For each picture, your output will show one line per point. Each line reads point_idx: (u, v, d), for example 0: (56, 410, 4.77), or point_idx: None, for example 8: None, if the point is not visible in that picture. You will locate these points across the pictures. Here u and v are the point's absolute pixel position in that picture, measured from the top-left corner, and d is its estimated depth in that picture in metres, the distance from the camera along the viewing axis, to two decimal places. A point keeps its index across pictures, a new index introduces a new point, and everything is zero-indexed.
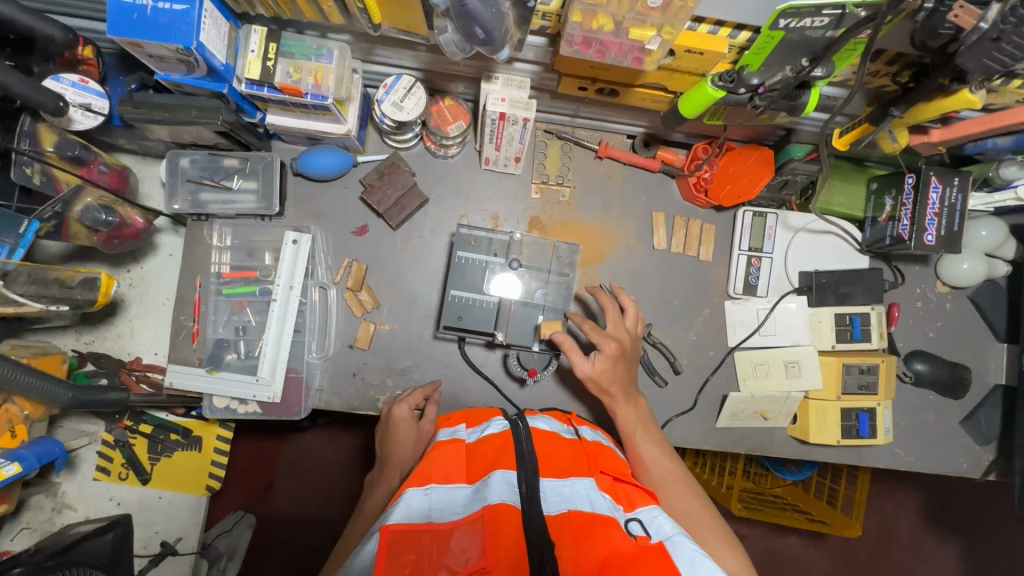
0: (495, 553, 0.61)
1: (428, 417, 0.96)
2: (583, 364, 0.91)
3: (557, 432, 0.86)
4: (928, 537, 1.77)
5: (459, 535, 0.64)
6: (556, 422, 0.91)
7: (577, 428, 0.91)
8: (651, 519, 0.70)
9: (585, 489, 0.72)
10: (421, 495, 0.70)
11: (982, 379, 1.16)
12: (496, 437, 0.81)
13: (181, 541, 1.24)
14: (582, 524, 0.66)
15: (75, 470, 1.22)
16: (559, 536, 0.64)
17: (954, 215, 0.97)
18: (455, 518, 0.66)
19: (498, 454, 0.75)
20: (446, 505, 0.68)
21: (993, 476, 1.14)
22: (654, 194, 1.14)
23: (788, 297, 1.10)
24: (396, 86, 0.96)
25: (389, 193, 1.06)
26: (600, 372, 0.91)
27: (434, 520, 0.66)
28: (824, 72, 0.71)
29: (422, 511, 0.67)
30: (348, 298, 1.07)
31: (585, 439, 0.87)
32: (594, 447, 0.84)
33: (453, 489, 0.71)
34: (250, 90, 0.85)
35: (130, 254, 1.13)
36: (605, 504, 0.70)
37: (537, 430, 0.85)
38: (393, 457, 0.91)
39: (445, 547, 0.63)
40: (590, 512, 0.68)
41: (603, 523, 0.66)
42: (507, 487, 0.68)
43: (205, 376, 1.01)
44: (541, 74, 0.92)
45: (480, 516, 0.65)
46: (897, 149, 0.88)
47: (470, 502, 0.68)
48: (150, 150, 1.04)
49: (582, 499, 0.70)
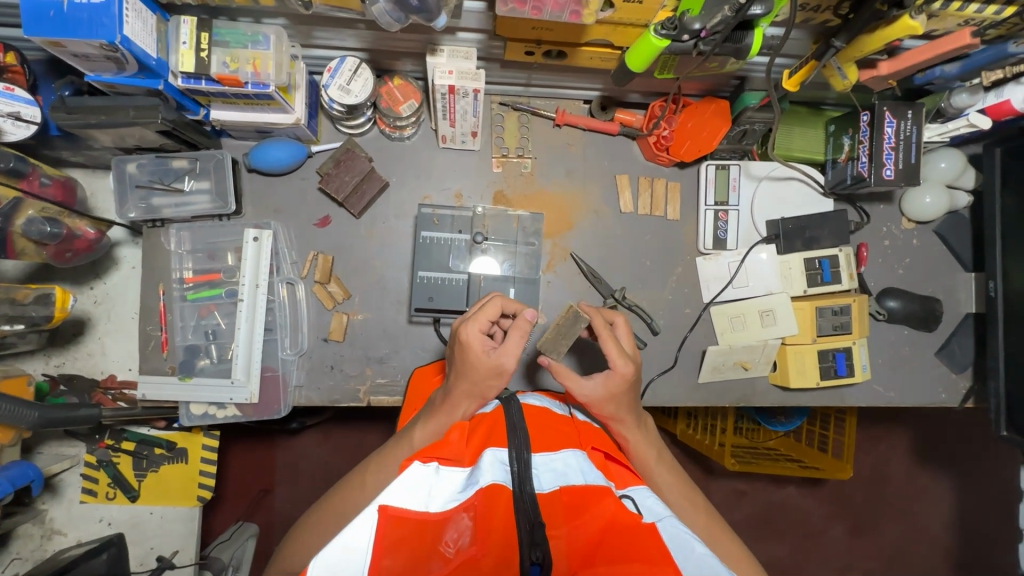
0: (488, 539, 0.61)
1: (505, 348, 0.77)
2: (586, 388, 0.81)
3: (549, 408, 0.85)
4: (918, 473, 1.81)
5: (455, 521, 0.63)
6: (547, 398, 0.90)
7: (569, 406, 0.90)
8: (642, 498, 0.71)
9: (578, 461, 0.72)
10: (421, 472, 0.69)
11: (953, 309, 1.18)
12: (489, 416, 0.79)
13: (178, 553, 1.22)
14: (573, 500, 0.66)
15: (61, 495, 1.20)
16: (550, 515, 0.65)
17: (910, 147, 0.97)
18: (448, 505, 0.65)
19: (490, 433, 0.75)
20: (440, 488, 0.67)
21: (971, 402, 1.17)
22: (616, 158, 1.13)
23: (758, 247, 1.10)
24: (341, 69, 0.94)
25: (347, 179, 1.04)
26: (609, 394, 0.80)
27: (429, 510, 0.64)
28: (762, 10, 0.69)
29: (420, 494, 0.66)
30: (317, 291, 1.05)
31: (577, 417, 0.86)
32: (585, 425, 0.83)
33: (448, 470, 0.70)
34: (187, 84, 0.83)
35: (91, 270, 1.10)
36: (598, 476, 0.70)
37: (528, 405, 0.83)
38: (460, 393, 0.77)
39: (442, 532, 0.63)
40: (583, 485, 0.68)
41: (598, 495, 0.66)
42: (499, 465, 0.68)
43: (178, 384, 0.99)
44: (487, 42, 0.90)
45: (474, 504, 0.64)
46: (848, 87, 0.87)
47: (464, 486, 0.67)
48: (97, 160, 1.01)
49: (575, 472, 0.70)
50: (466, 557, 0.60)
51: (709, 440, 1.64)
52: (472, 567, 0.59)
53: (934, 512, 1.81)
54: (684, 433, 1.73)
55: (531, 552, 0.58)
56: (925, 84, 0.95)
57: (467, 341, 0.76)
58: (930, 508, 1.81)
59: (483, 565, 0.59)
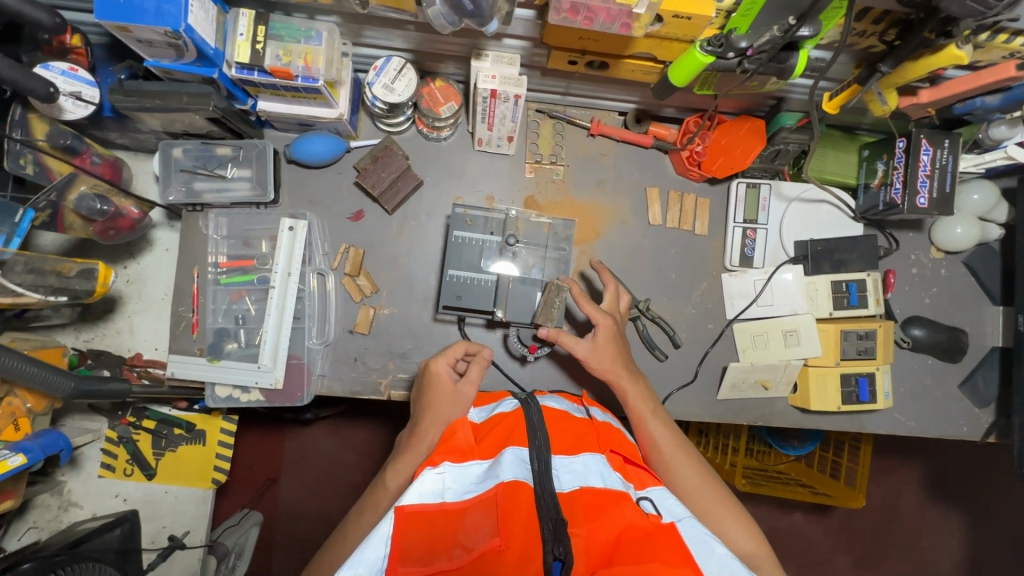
0: (511, 530, 0.60)
1: (468, 379, 0.90)
2: (579, 346, 0.94)
3: (568, 411, 0.85)
4: (930, 509, 1.78)
5: (472, 514, 0.63)
6: (566, 402, 0.90)
7: (587, 407, 0.90)
8: (662, 499, 0.71)
9: (598, 465, 0.72)
10: (434, 475, 0.67)
11: (978, 342, 1.17)
12: (511, 415, 0.79)
13: (189, 535, 1.24)
14: (595, 500, 0.66)
15: (80, 467, 1.22)
16: (571, 513, 0.64)
17: (945, 176, 0.98)
18: (467, 497, 0.65)
19: (510, 433, 0.74)
20: (459, 482, 0.68)
21: (993, 437, 1.15)
22: (647, 170, 1.14)
23: (784, 267, 1.10)
24: (387, 68, 0.96)
25: (383, 175, 1.06)
26: (599, 348, 0.94)
27: (446, 499, 0.65)
28: (812, 32, 0.70)
29: (436, 491, 0.66)
30: (346, 284, 1.07)
31: (596, 419, 0.86)
32: (605, 427, 0.83)
33: (466, 466, 0.70)
34: (240, 74, 0.86)
35: (126, 250, 1.12)
36: (617, 480, 0.70)
37: (548, 408, 0.84)
38: (429, 417, 0.84)
39: (459, 527, 0.62)
40: (603, 487, 0.68)
41: (616, 499, 0.66)
42: (519, 464, 0.68)
43: (206, 365, 1.01)
44: (531, 50, 0.92)
45: (493, 496, 0.64)
46: (887, 112, 0.87)
47: (482, 479, 0.68)
48: (143, 143, 1.04)
49: (594, 475, 0.70)
50: (488, 548, 0.59)
51: (720, 459, 1.64)
52: (496, 557, 0.59)
53: (945, 549, 1.77)
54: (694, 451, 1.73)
55: (554, 547, 0.58)
56: (964, 115, 0.95)
57: (438, 374, 0.89)
58: (941, 545, 1.77)
59: (506, 558, 0.59)
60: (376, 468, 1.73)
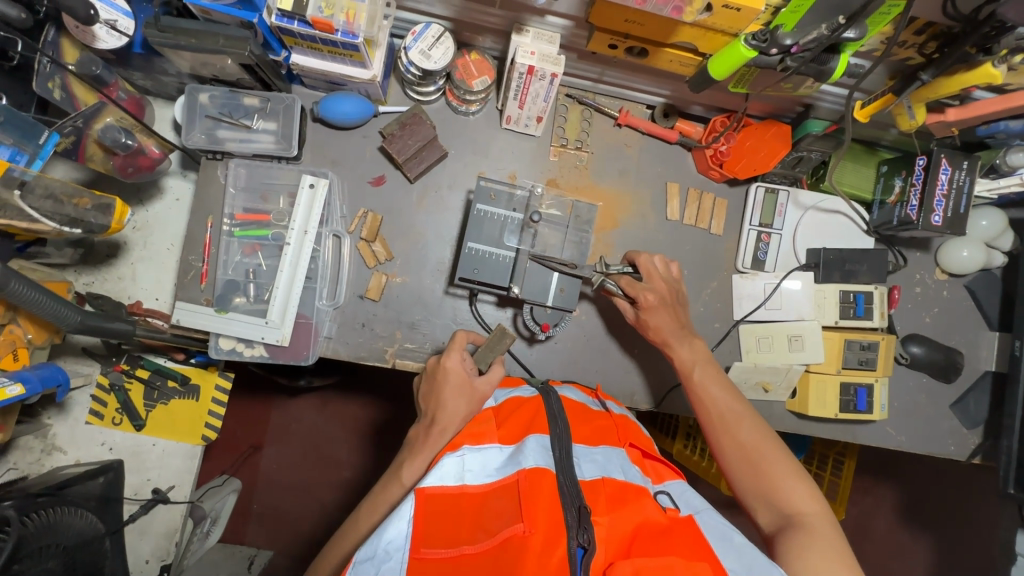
0: (534, 517, 0.61)
1: (486, 378, 0.87)
2: (627, 312, 1.02)
3: (586, 403, 0.86)
4: (903, 530, 1.81)
5: (495, 500, 0.64)
6: (582, 394, 0.91)
7: (603, 401, 0.91)
8: (680, 493, 0.72)
9: (618, 458, 0.73)
10: (454, 460, 0.67)
11: (973, 365, 1.20)
12: (530, 402, 0.80)
13: (174, 489, 1.20)
14: (616, 492, 0.66)
15: (67, 413, 1.18)
16: (594, 501, 0.65)
17: (961, 197, 1.00)
18: (488, 481, 0.66)
19: (532, 419, 0.75)
20: (480, 467, 0.68)
21: (978, 458, 1.18)
22: (669, 165, 1.15)
23: (794, 274, 1.12)
24: (425, 34, 0.95)
25: (410, 143, 1.05)
26: (645, 321, 0.99)
27: (466, 483, 0.66)
28: (857, 34, 0.71)
29: (455, 475, 0.66)
30: (361, 248, 1.07)
31: (612, 412, 0.87)
32: (622, 420, 0.84)
33: (486, 450, 0.70)
34: (280, 22, 0.85)
35: (136, 194, 1.10)
36: (637, 475, 0.71)
37: (566, 398, 0.85)
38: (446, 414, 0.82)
39: (482, 512, 0.63)
40: (624, 481, 0.68)
41: (637, 494, 0.66)
42: (541, 451, 0.68)
43: (212, 314, 0.99)
44: (573, 30, 0.92)
45: (515, 483, 0.65)
46: (913, 127, 0.89)
47: (504, 466, 0.68)
48: (166, 87, 1.02)
49: (616, 467, 0.71)
50: (512, 534, 0.60)
51: (706, 463, 1.44)
52: (520, 543, 0.59)
53: (915, 570, 1.79)
54: (679, 455, 1.53)
55: (579, 534, 0.60)
56: (986, 138, 0.97)
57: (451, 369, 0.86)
58: (912, 568, 1.79)
59: (531, 543, 0.59)
60: (362, 445, 1.71)
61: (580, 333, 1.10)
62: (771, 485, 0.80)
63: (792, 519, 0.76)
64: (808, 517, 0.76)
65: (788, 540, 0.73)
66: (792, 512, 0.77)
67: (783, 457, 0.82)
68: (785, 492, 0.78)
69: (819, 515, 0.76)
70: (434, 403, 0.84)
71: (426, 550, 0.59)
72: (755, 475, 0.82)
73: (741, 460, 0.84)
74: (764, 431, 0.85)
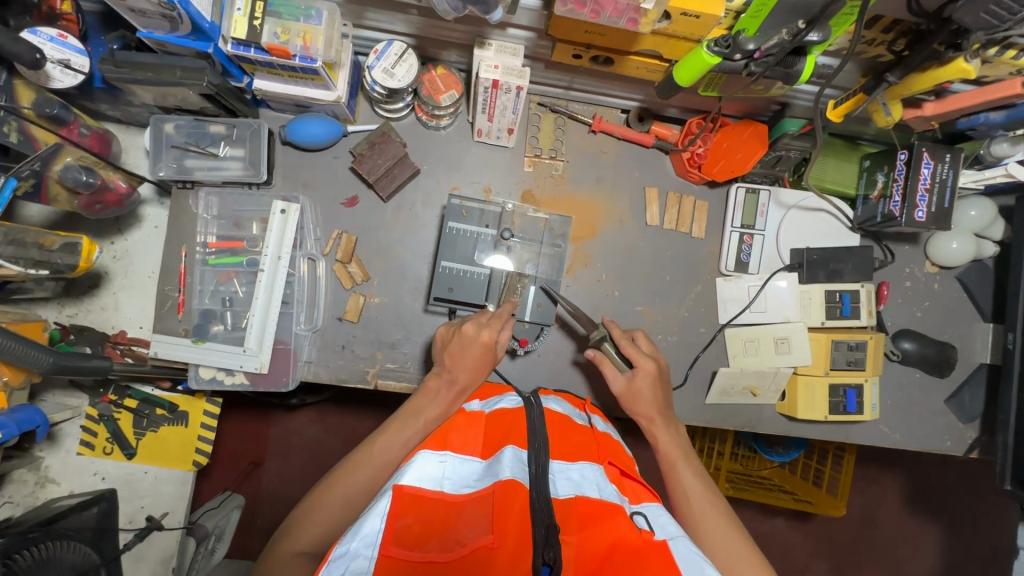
0: (504, 530, 0.60)
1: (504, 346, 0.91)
2: (617, 380, 0.93)
3: (570, 416, 0.85)
4: (909, 521, 1.78)
5: (468, 510, 0.63)
6: (568, 405, 0.90)
7: (589, 414, 0.90)
8: (655, 517, 0.69)
9: (595, 475, 0.71)
10: (436, 461, 0.70)
11: (967, 358, 1.17)
12: (512, 413, 0.79)
13: (167, 516, 1.21)
14: (588, 510, 0.64)
15: (58, 445, 1.19)
16: (565, 521, 0.63)
17: (945, 191, 0.97)
18: (466, 492, 0.66)
19: (510, 430, 0.74)
20: (459, 476, 0.69)
21: (976, 453, 1.16)
22: (647, 170, 1.13)
23: (779, 274, 1.10)
24: (388, 52, 0.94)
25: (380, 162, 1.04)
26: (635, 390, 0.92)
27: (445, 490, 0.66)
28: (820, 37, 0.69)
29: (436, 477, 0.68)
30: (337, 270, 1.06)
31: (596, 428, 0.85)
32: (604, 437, 0.83)
33: (466, 462, 0.72)
34: (236, 50, 0.83)
35: (114, 224, 1.10)
36: (613, 492, 0.69)
37: (550, 410, 0.83)
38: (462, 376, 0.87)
39: (453, 522, 0.62)
40: (598, 499, 0.66)
41: (611, 512, 0.64)
42: (518, 463, 0.67)
43: (191, 346, 0.99)
44: (536, 41, 0.90)
45: (490, 494, 0.64)
46: (891, 123, 0.86)
47: (482, 477, 0.69)
48: (134, 117, 1.01)
49: (591, 485, 0.69)
50: (480, 545, 0.58)
51: None
52: (487, 555, 0.57)
53: (921, 560, 1.77)
54: None
55: (545, 552, 0.56)
56: (968, 130, 0.94)
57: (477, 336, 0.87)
58: (919, 558, 1.77)
59: (498, 555, 0.57)
60: None
61: (563, 344, 1.09)
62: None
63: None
64: None
65: None
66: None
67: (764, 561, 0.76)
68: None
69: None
70: (454, 361, 0.88)
71: (396, 549, 0.57)
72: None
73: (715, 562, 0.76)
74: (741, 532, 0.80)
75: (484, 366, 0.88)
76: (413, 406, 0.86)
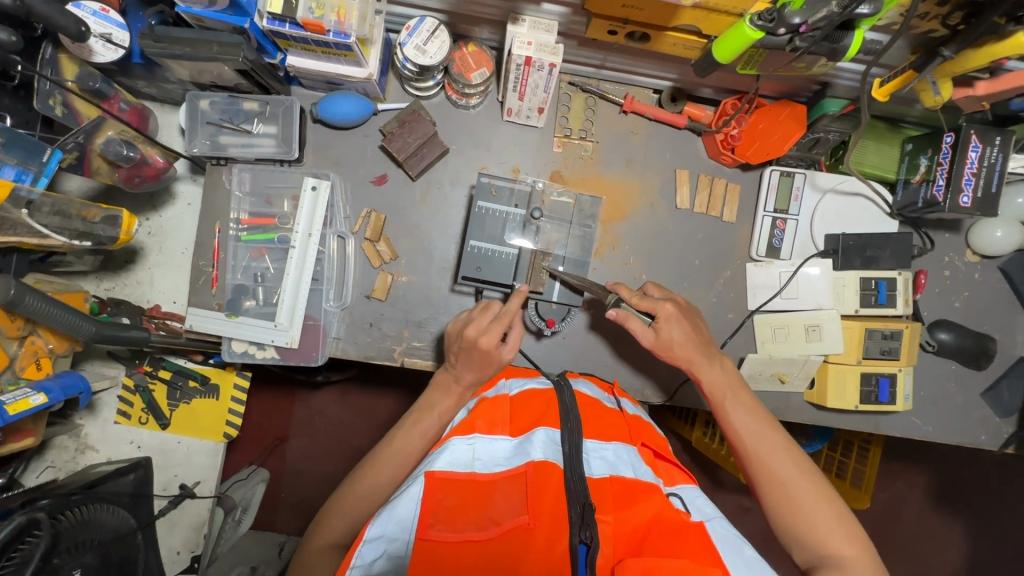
0: (540, 511, 0.60)
1: (510, 345, 0.87)
2: (645, 334, 0.92)
3: (600, 399, 0.84)
4: (934, 517, 1.75)
5: (502, 488, 0.63)
6: (597, 389, 0.90)
7: (618, 398, 0.89)
8: (692, 498, 0.70)
9: (628, 455, 0.71)
10: (465, 445, 0.68)
11: (1007, 351, 1.14)
12: (542, 397, 0.78)
13: (200, 485, 1.24)
14: (623, 490, 0.65)
15: (97, 413, 1.23)
16: (600, 499, 0.63)
17: (993, 175, 0.93)
18: (497, 471, 0.65)
19: (543, 413, 0.74)
20: (490, 457, 0.67)
21: (1012, 448, 1.13)
22: (678, 152, 1.11)
23: (812, 261, 1.08)
24: (420, 28, 0.93)
25: (410, 140, 1.03)
26: (665, 339, 0.91)
27: (476, 470, 0.65)
28: (870, 9, 0.67)
29: (466, 460, 0.66)
30: (366, 248, 1.07)
31: (625, 411, 0.84)
32: (635, 420, 0.82)
33: (496, 441, 0.70)
34: (272, 25, 0.84)
35: (149, 201, 1.12)
36: (648, 473, 0.69)
37: (581, 393, 0.83)
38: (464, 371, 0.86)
39: (488, 499, 0.62)
40: (633, 478, 0.66)
41: (647, 491, 0.65)
42: (550, 445, 0.68)
43: (223, 320, 1.01)
44: (570, 17, 0.89)
45: (523, 473, 0.64)
46: (939, 103, 0.83)
47: (512, 455, 0.68)
48: (170, 94, 1.03)
49: (625, 465, 0.69)
50: (516, 525, 0.59)
51: (725, 451, 1.40)
52: (523, 535, 0.58)
53: (946, 557, 1.73)
54: (698, 441, 1.51)
55: (580, 532, 0.58)
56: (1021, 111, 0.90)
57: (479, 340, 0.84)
58: (944, 554, 1.73)
59: (535, 537, 0.58)
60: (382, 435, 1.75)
61: (588, 327, 1.09)
62: (811, 529, 0.74)
63: (832, 565, 0.71)
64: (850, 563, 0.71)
65: None
66: (831, 558, 0.72)
67: (823, 493, 0.76)
68: (827, 537, 0.73)
69: (861, 561, 0.71)
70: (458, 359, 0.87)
71: (432, 532, 0.58)
72: (795, 514, 0.75)
73: (779, 496, 0.77)
74: (804, 464, 0.80)
75: (491, 366, 0.85)
76: (427, 400, 0.87)
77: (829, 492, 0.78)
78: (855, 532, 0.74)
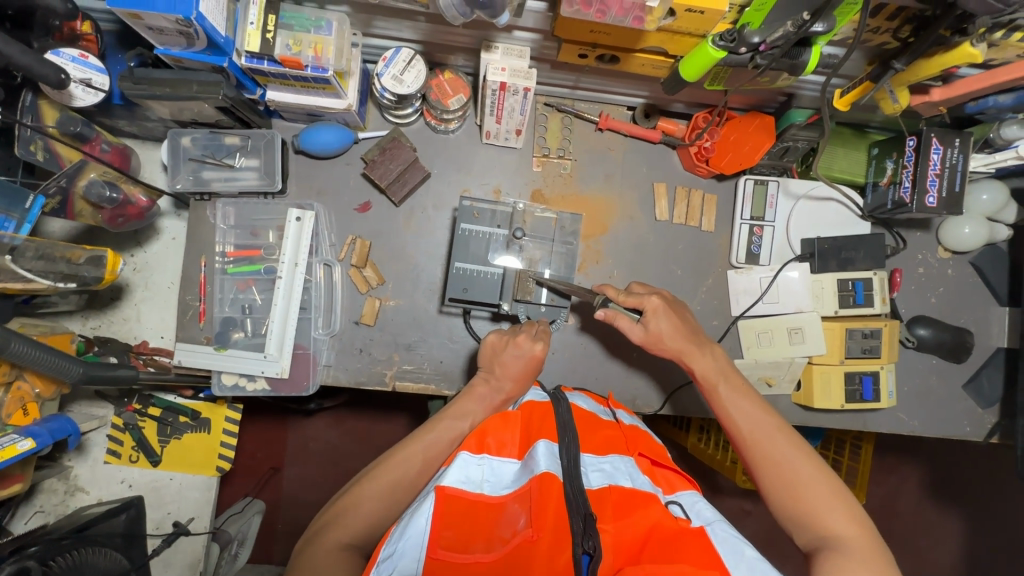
0: (542, 522, 0.61)
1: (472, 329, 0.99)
2: (634, 330, 0.95)
3: (595, 413, 0.85)
4: (931, 509, 1.77)
5: (508, 509, 0.64)
6: (593, 402, 0.91)
7: (613, 410, 0.90)
8: (691, 504, 0.71)
9: (626, 466, 0.72)
10: (474, 464, 0.70)
11: (984, 343, 1.17)
12: (541, 410, 0.79)
13: (193, 521, 1.22)
14: (623, 499, 0.66)
15: (86, 454, 1.21)
16: (600, 510, 0.64)
17: (955, 176, 0.96)
18: (504, 492, 0.67)
19: (542, 424, 0.75)
20: (496, 478, 0.69)
21: (996, 437, 1.15)
22: (655, 165, 1.14)
23: (790, 265, 1.10)
24: (396, 59, 0.95)
25: (391, 167, 1.05)
26: (654, 333, 0.93)
27: (484, 493, 0.67)
28: (824, 28, 0.69)
29: (476, 480, 0.68)
30: (352, 274, 1.08)
31: (622, 422, 0.85)
32: (632, 430, 0.83)
33: (504, 463, 0.72)
34: (250, 63, 0.85)
35: (134, 238, 1.12)
36: (646, 482, 0.70)
37: (576, 407, 0.84)
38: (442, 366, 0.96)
39: (497, 520, 0.64)
40: (632, 487, 0.67)
41: (645, 500, 0.65)
42: (551, 457, 0.67)
43: (213, 353, 1.01)
44: (542, 42, 0.92)
45: (528, 490, 0.65)
46: (899, 110, 0.86)
47: (517, 477, 0.68)
48: (151, 132, 1.04)
49: (624, 475, 0.70)
50: (522, 539, 0.60)
51: (720, 456, 1.41)
52: (529, 548, 0.59)
53: (945, 548, 1.75)
54: (694, 448, 1.52)
55: (583, 541, 0.58)
56: (976, 114, 0.94)
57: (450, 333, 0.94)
58: (943, 546, 1.75)
59: (539, 548, 0.59)
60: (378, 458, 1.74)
61: (576, 341, 1.10)
62: (810, 511, 0.75)
63: (832, 547, 0.71)
64: (851, 544, 0.71)
65: (830, 568, 0.68)
66: (830, 539, 0.72)
67: (821, 476, 0.77)
68: (825, 519, 0.73)
69: (860, 540, 0.71)
70: None
71: (443, 552, 0.59)
72: (795, 498, 0.76)
73: (776, 479, 0.78)
74: (802, 447, 0.81)
75: None
76: None
77: (828, 474, 0.78)
78: (854, 515, 0.74)
